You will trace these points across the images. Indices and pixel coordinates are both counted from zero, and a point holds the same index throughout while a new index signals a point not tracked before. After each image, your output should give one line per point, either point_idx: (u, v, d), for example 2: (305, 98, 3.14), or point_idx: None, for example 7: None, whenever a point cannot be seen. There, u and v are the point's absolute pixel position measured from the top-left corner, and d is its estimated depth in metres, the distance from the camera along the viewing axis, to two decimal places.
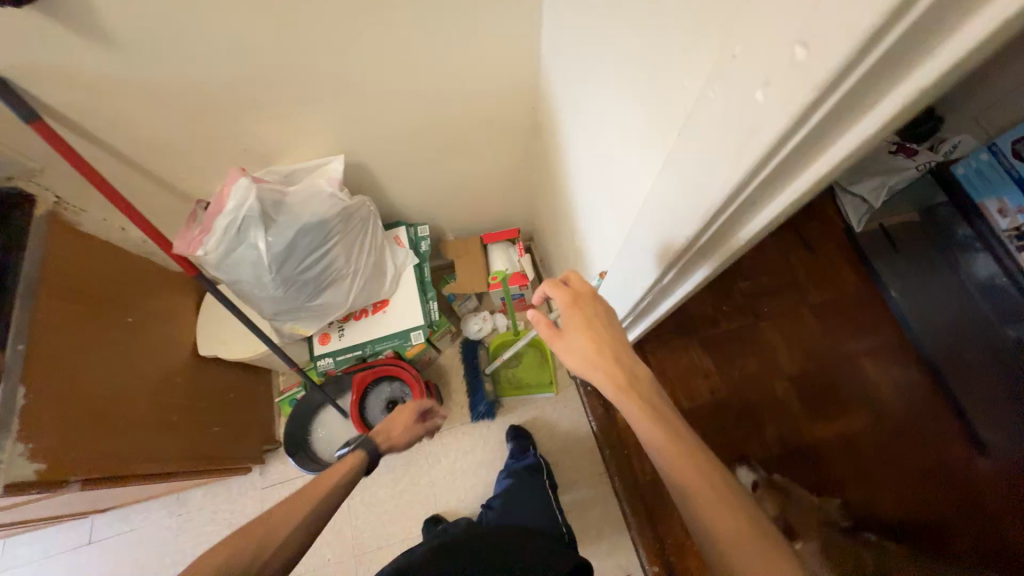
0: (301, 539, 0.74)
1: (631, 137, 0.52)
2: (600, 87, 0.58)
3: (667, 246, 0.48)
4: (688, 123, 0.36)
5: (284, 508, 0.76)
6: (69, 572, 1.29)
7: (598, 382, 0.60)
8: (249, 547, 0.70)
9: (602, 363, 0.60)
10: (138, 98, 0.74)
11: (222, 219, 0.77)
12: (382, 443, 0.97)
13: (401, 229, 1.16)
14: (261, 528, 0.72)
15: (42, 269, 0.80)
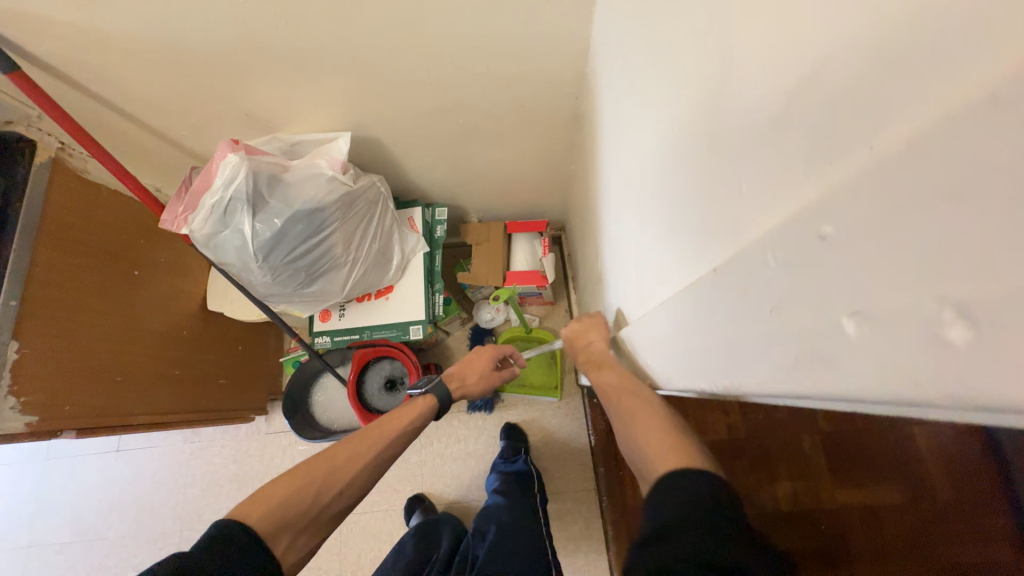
0: (360, 488, 0.72)
1: (668, 202, 0.39)
2: (647, 113, 0.43)
3: (675, 367, 0.36)
4: (732, 271, 0.24)
5: (347, 452, 0.72)
6: (100, 471, 1.44)
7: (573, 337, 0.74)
8: (312, 488, 0.67)
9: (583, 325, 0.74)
10: (125, 53, 0.66)
11: (210, 198, 0.71)
12: (457, 388, 0.96)
13: (416, 211, 1.07)
14: (323, 470, 0.69)
15: (44, 219, 0.78)
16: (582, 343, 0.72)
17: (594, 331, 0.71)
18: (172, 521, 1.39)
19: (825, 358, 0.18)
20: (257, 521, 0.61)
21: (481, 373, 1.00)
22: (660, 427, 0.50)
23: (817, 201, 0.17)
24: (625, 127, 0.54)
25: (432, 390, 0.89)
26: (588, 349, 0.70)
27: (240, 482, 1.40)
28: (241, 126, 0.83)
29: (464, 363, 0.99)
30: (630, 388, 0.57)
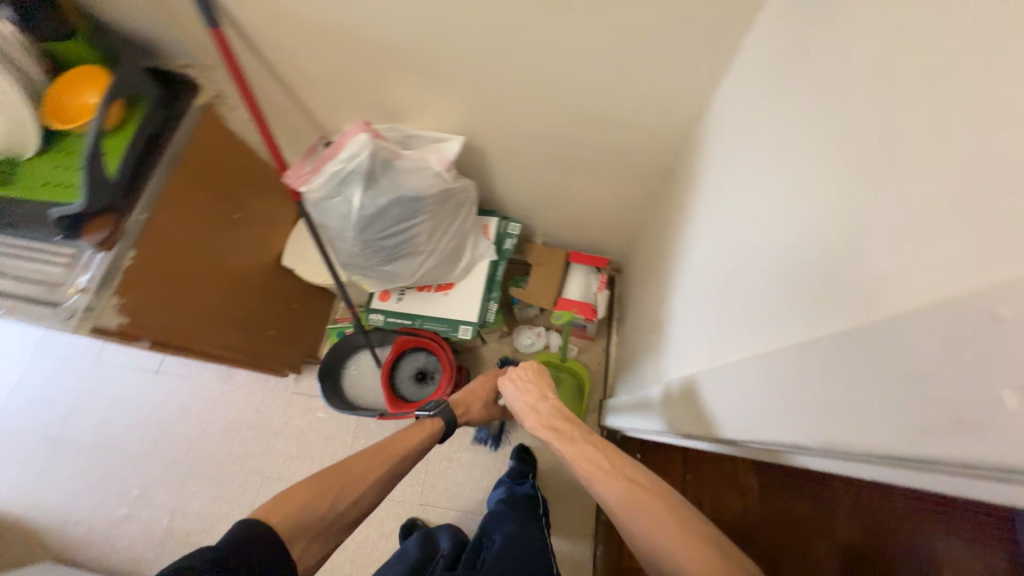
0: (371, 499, 0.76)
1: (795, 268, 0.43)
2: (783, 186, 0.47)
3: (761, 417, 0.39)
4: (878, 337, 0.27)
5: (362, 464, 0.77)
6: (137, 386, 1.54)
7: (524, 398, 0.95)
8: (329, 495, 0.71)
9: (535, 384, 0.96)
10: (303, 30, 0.75)
11: (332, 165, 0.79)
12: (462, 414, 1.02)
13: (492, 220, 1.13)
14: (339, 479, 0.73)
15: (184, 152, 0.88)
16: (534, 399, 0.93)
17: (543, 388, 0.96)
18: (187, 451, 1.45)
19: (979, 430, 0.21)
20: (278, 521, 0.65)
21: (484, 403, 1.06)
22: (678, 525, 0.57)
23: (1001, 291, 0.21)
24: (746, 189, 0.57)
25: (439, 413, 0.93)
26: (540, 406, 0.92)
27: (257, 432, 1.46)
28: (370, 108, 0.91)
29: (470, 393, 1.04)
30: (646, 490, 0.64)
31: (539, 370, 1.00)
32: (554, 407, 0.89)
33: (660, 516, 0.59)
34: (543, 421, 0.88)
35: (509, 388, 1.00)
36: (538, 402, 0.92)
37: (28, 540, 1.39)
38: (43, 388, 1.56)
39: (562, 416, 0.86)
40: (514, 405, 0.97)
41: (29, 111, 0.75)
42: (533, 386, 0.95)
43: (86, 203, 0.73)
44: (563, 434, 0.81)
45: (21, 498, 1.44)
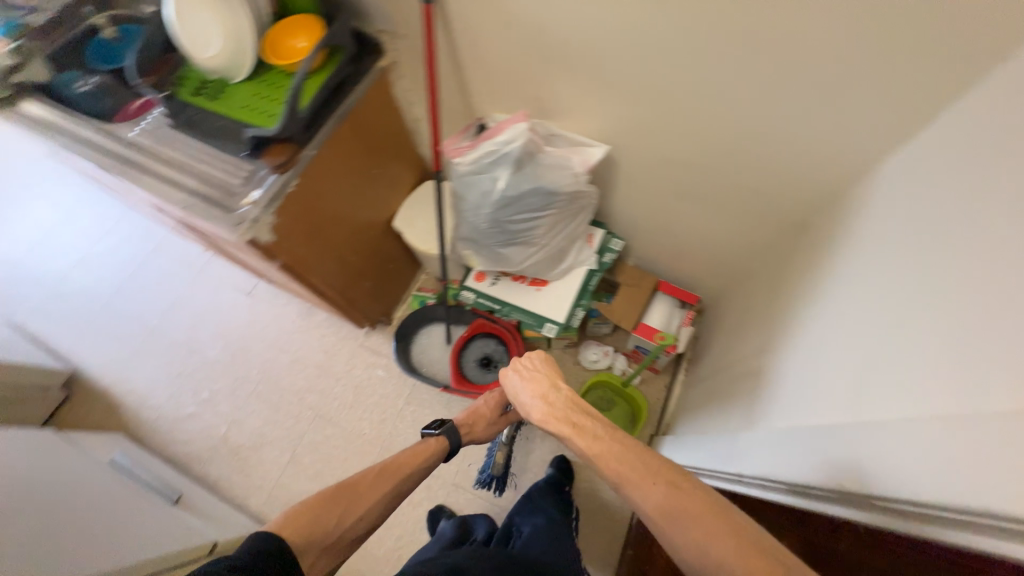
0: (377, 515, 0.77)
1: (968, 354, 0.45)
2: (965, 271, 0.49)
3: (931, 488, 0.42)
4: None
5: (367, 483, 0.77)
6: (229, 301, 1.69)
7: (533, 388, 0.83)
8: (334, 513, 0.72)
9: (543, 371, 0.85)
10: (499, 22, 0.82)
11: (488, 146, 0.85)
12: (465, 436, 0.97)
13: (598, 231, 1.15)
14: (345, 498, 0.74)
15: (356, 105, 0.98)
16: (545, 388, 0.82)
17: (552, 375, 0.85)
18: (256, 371, 1.57)
19: None
20: (287, 536, 0.67)
21: (489, 419, 1.01)
22: (738, 538, 0.56)
23: None
24: (924, 259, 0.56)
25: (446, 435, 0.91)
26: (551, 395, 0.81)
27: (320, 372, 1.55)
28: (526, 101, 0.97)
29: (472, 413, 0.99)
30: (699, 501, 0.59)
31: (547, 356, 0.90)
32: (567, 398, 0.78)
33: (718, 529, 0.57)
34: (556, 415, 0.78)
35: (513, 374, 0.87)
36: (550, 392, 0.81)
37: (108, 410, 1.55)
38: (156, 282, 1.75)
39: (577, 408, 0.76)
40: (519, 395, 0.85)
41: (249, 37, 0.88)
42: (544, 373, 0.84)
43: (279, 131, 0.84)
44: (586, 434, 0.71)
45: (114, 372, 1.61)
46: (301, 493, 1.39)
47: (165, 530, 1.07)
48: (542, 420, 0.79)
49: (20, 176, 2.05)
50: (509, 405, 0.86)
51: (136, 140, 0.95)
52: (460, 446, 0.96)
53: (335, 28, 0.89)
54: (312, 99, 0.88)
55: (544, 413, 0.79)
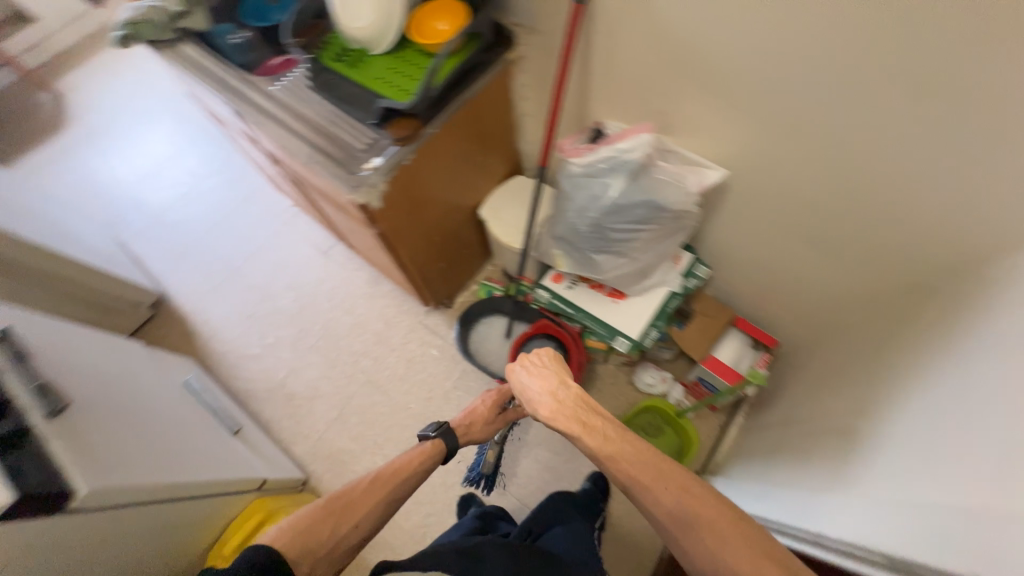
0: (374, 522, 0.81)
1: None
2: None
3: None
4: None
5: (360, 492, 0.81)
6: (306, 257, 1.78)
7: (541, 385, 0.87)
8: (329, 524, 0.76)
9: (552, 368, 0.89)
10: (644, 30, 0.82)
11: (609, 150, 0.85)
12: (462, 435, 0.99)
13: (686, 254, 1.13)
14: (338, 508, 0.78)
15: (479, 91, 1.01)
16: (555, 385, 0.87)
17: (560, 371, 0.89)
18: (319, 327, 1.65)
19: None
20: (282, 547, 0.72)
21: (486, 419, 1.03)
22: (731, 525, 0.66)
23: None
24: None
25: (444, 439, 0.92)
26: (559, 390, 0.86)
27: (378, 340, 1.61)
28: (647, 114, 0.96)
29: (469, 412, 1.01)
30: (697, 499, 0.68)
31: (553, 354, 0.94)
32: (572, 396, 0.83)
33: (712, 521, 0.66)
34: (563, 412, 0.83)
35: (523, 370, 0.91)
36: (559, 388, 0.86)
37: (185, 335, 1.68)
38: (244, 227, 1.87)
39: (582, 406, 0.82)
40: (528, 390, 0.89)
41: (395, 10, 0.91)
42: (552, 371, 0.89)
43: (411, 106, 0.88)
44: (595, 433, 0.77)
45: (196, 301, 1.74)
46: (342, 450, 1.45)
47: (228, 456, 1.14)
48: (550, 416, 0.84)
49: (149, 110, 2.26)
50: (518, 401, 0.90)
51: (275, 93, 1.02)
52: (458, 447, 0.97)
53: (478, 17, 0.92)
54: (445, 78, 0.91)
55: (554, 411, 0.85)
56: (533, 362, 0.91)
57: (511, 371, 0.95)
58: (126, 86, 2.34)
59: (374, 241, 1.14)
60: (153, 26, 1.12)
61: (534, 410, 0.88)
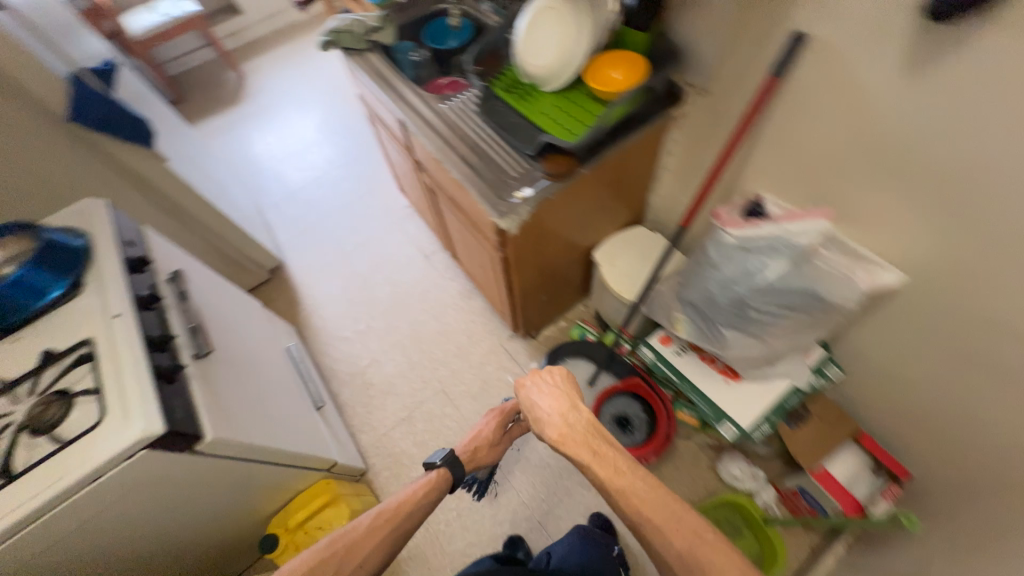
0: (376, 561, 0.86)
1: None
2: None
3: None
4: None
5: (364, 530, 0.87)
6: (409, 256, 1.88)
7: (552, 408, 0.90)
8: (333, 565, 0.81)
9: (563, 392, 0.92)
10: (840, 115, 0.77)
11: (774, 229, 0.80)
12: (469, 460, 1.08)
13: (818, 349, 1.01)
14: (342, 545, 0.84)
15: (636, 141, 1.00)
16: (567, 407, 0.90)
17: (571, 395, 0.93)
18: (407, 326, 1.71)
19: None
20: None
21: (490, 442, 1.13)
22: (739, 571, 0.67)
23: None
24: None
25: (448, 463, 1.01)
26: (571, 415, 0.89)
27: (458, 352, 1.64)
28: (814, 195, 0.89)
29: (473, 437, 1.11)
30: (708, 545, 0.70)
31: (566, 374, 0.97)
32: (582, 421, 0.87)
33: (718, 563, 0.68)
34: (574, 437, 0.86)
35: (536, 391, 0.94)
36: (570, 412, 0.89)
37: (292, 303, 1.82)
38: (362, 218, 2.03)
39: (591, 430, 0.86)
40: (541, 412, 0.93)
41: (581, 55, 0.95)
42: (564, 393, 0.92)
43: (574, 146, 0.89)
44: (603, 463, 0.80)
45: (306, 274, 1.90)
46: (403, 451, 1.47)
47: (312, 431, 1.19)
48: (560, 440, 0.87)
49: (308, 100, 2.57)
50: (528, 420, 0.93)
51: (445, 111, 1.10)
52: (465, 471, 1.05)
53: (655, 75, 0.93)
54: (614, 122, 0.91)
55: (564, 436, 0.87)
56: (545, 383, 0.95)
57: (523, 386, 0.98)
58: (296, 77, 2.69)
59: (494, 261, 1.17)
60: (352, 37, 1.26)
61: (543, 430, 0.92)
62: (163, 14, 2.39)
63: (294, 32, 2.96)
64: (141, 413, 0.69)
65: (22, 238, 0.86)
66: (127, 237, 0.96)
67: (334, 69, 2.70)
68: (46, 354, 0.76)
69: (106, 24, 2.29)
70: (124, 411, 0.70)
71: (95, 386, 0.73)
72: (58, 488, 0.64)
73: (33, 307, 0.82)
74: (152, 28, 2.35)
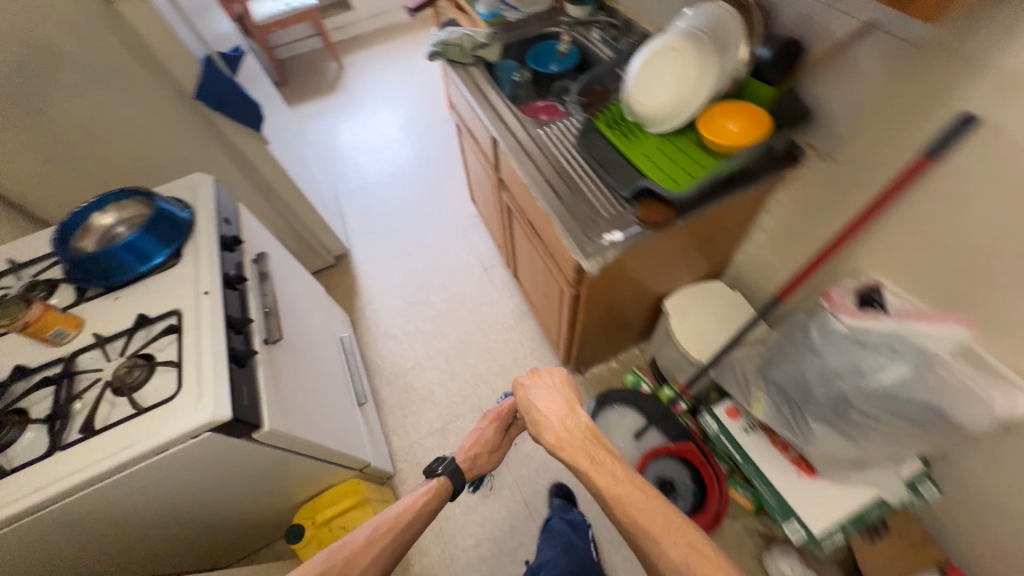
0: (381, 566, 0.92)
1: None
2: None
3: None
4: None
5: (366, 541, 0.93)
6: (468, 266, 1.88)
7: (548, 412, 0.97)
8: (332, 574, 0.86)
9: (560, 397, 0.98)
10: (1003, 214, 0.65)
11: (897, 327, 0.70)
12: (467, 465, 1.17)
13: (915, 462, 0.86)
14: (342, 554, 0.90)
15: (739, 198, 0.93)
16: (564, 410, 0.96)
17: (568, 399, 0.99)
18: (455, 336, 1.71)
19: None
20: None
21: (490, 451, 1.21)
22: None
23: None
24: None
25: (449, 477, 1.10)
26: (569, 418, 0.96)
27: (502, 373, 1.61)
28: (948, 294, 0.77)
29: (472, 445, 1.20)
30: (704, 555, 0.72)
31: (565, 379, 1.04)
32: (580, 427, 0.91)
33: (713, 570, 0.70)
34: (572, 440, 0.91)
35: (536, 395, 1.01)
36: (566, 413, 0.96)
37: (350, 293, 1.86)
38: (429, 220, 2.06)
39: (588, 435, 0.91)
40: (539, 413, 0.99)
41: (700, 103, 0.89)
42: (564, 398, 0.97)
43: (676, 197, 0.84)
44: (597, 464, 0.85)
45: (368, 267, 1.94)
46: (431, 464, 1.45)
47: (352, 429, 1.20)
48: (556, 441, 0.92)
49: (397, 98, 2.67)
50: (527, 422, 0.97)
51: (542, 136, 1.09)
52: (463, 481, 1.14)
53: (780, 135, 0.86)
54: (723, 177, 0.85)
55: (560, 437, 0.93)
56: (545, 386, 1.01)
57: (524, 387, 1.03)
58: (391, 75, 2.81)
59: (562, 296, 1.13)
60: (460, 50, 1.27)
61: (541, 432, 0.96)
62: (285, 4, 2.57)
63: (396, 33, 3.11)
64: (211, 397, 0.71)
65: (138, 203, 0.92)
66: (226, 215, 1.01)
67: (426, 71, 2.79)
68: (139, 319, 0.80)
69: (235, 7, 2.50)
70: (197, 391, 0.72)
71: (176, 359, 0.76)
72: (128, 455, 0.66)
73: (136, 271, 0.87)
74: (274, 15, 2.54)
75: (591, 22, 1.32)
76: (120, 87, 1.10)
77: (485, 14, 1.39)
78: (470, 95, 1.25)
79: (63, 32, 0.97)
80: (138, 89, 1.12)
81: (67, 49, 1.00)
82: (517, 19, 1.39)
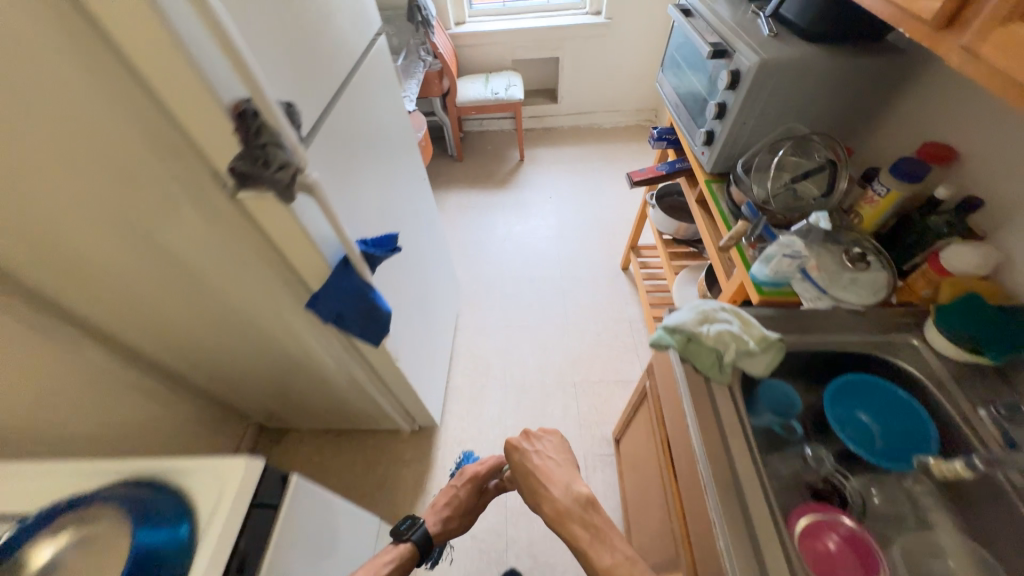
0: None
1: None
2: None
3: None
4: None
5: None
6: None
7: (545, 475, 0.98)
8: None
9: (563, 465, 1.02)
10: None
11: None
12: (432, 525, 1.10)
13: None
14: None
15: None
16: (558, 477, 0.98)
17: (563, 460, 1.03)
18: None
19: None
20: None
21: (463, 503, 1.14)
22: None
23: None
24: None
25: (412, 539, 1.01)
26: (561, 479, 0.97)
27: None
28: None
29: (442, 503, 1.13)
30: None
31: (560, 443, 1.07)
32: (576, 498, 0.92)
33: None
34: (568, 512, 0.90)
35: (532, 452, 1.04)
36: (563, 476, 0.98)
37: (417, 488, 1.43)
38: (548, 417, 1.56)
39: (584, 505, 0.91)
40: (529, 469, 1.01)
41: None
42: (560, 466, 1.00)
43: None
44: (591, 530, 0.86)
45: (451, 456, 1.49)
46: None
47: None
48: (550, 508, 0.92)
49: (565, 218, 2.27)
50: (526, 487, 0.98)
51: None
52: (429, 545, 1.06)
53: None
54: None
55: (556, 506, 0.92)
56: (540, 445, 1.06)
57: (520, 452, 1.04)
58: (569, 186, 2.43)
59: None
60: (712, 357, 0.74)
61: (538, 499, 0.96)
62: (492, 91, 2.38)
63: (591, 135, 2.77)
64: None
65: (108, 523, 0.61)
66: (241, 558, 0.59)
67: (608, 196, 2.36)
68: None
69: (444, 84, 2.30)
70: None
71: None
72: None
73: None
74: (477, 100, 2.37)
75: (992, 402, 0.69)
76: (225, 275, 0.79)
77: (763, 278, 0.85)
78: (707, 463, 0.67)
79: (167, 224, 0.67)
80: (245, 283, 0.80)
81: (170, 238, 0.70)
82: (812, 304, 0.83)
